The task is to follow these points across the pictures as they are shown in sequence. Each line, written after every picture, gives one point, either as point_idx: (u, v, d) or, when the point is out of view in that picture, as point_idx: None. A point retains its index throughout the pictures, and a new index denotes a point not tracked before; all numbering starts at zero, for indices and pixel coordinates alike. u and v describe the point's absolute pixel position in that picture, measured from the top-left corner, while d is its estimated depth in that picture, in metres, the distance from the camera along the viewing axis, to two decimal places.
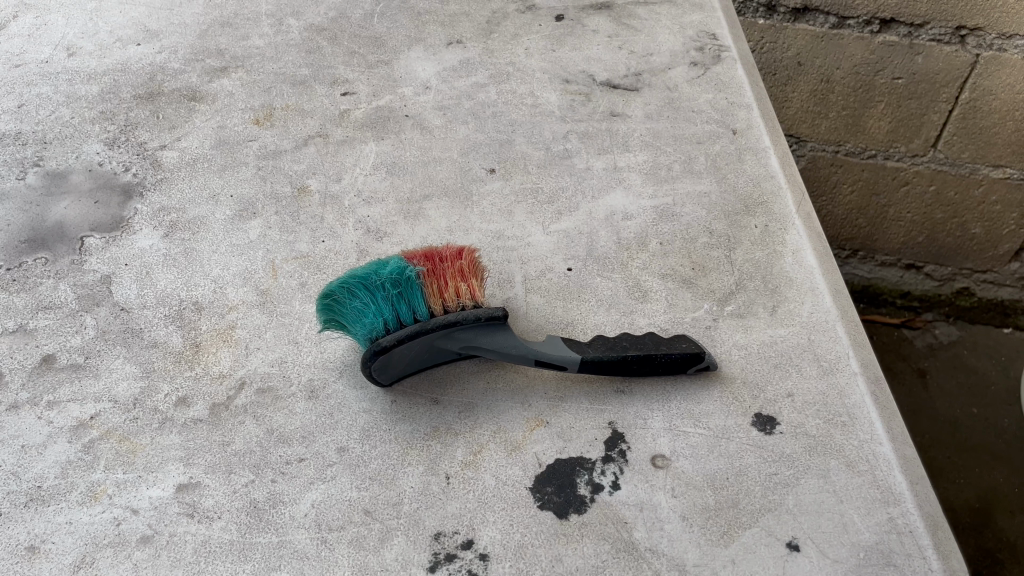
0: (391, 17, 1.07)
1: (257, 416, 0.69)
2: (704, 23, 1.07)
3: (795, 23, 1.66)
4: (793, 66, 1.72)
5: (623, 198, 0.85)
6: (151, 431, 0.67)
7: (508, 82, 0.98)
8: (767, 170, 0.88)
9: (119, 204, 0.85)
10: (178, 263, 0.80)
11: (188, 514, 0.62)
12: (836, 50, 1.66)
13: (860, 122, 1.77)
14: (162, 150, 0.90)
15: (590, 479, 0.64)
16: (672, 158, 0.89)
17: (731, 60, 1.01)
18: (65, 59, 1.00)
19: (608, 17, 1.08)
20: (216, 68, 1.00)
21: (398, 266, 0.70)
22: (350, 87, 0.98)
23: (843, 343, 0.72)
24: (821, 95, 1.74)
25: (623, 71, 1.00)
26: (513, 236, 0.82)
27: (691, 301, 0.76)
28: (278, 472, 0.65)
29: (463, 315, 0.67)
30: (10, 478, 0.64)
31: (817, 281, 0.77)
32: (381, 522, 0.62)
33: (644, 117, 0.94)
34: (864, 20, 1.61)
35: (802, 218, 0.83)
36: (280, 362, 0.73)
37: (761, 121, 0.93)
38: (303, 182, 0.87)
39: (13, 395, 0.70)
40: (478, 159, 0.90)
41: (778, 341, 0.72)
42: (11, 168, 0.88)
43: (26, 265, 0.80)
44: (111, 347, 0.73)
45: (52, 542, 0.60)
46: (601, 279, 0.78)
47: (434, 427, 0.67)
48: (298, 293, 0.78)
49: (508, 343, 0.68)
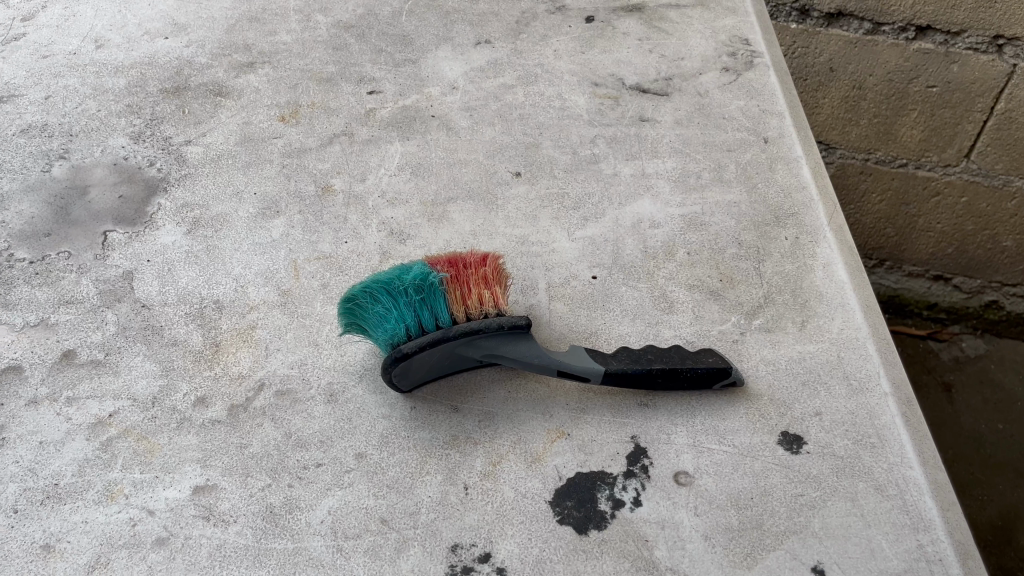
0: (420, 15, 1.06)
1: (275, 419, 0.68)
2: (737, 27, 1.05)
3: (829, 27, 1.63)
4: (825, 72, 1.68)
5: (650, 206, 0.84)
6: (169, 431, 0.67)
7: (536, 84, 0.97)
8: (799, 180, 0.86)
9: (143, 200, 0.85)
10: (200, 261, 0.80)
11: (203, 517, 0.62)
12: (870, 56, 1.63)
13: (892, 130, 1.74)
14: (187, 145, 0.90)
15: (611, 494, 0.63)
16: (702, 166, 0.88)
17: (763, 67, 0.99)
18: (92, 52, 1.00)
19: (639, 19, 1.06)
20: (243, 63, 0.99)
21: (421, 271, 0.69)
22: (377, 86, 0.97)
23: (874, 361, 0.70)
24: (853, 101, 1.71)
25: (653, 75, 0.98)
26: (538, 242, 0.81)
27: (718, 314, 0.74)
28: (295, 477, 0.64)
29: (487, 323, 0.66)
30: (28, 474, 0.64)
31: (848, 296, 0.75)
32: (398, 532, 0.61)
33: (674, 123, 0.92)
34: (899, 26, 1.59)
35: (833, 231, 0.81)
36: (300, 364, 0.72)
37: (794, 130, 0.91)
38: (328, 181, 0.87)
39: (32, 390, 0.70)
40: (504, 161, 0.89)
41: (807, 357, 0.71)
42: (36, 160, 0.88)
43: (49, 258, 0.80)
44: (131, 343, 0.73)
45: (68, 541, 0.60)
46: (626, 289, 0.77)
47: (453, 436, 0.66)
48: (319, 295, 0.77)
49: (531, 352, 0.67)
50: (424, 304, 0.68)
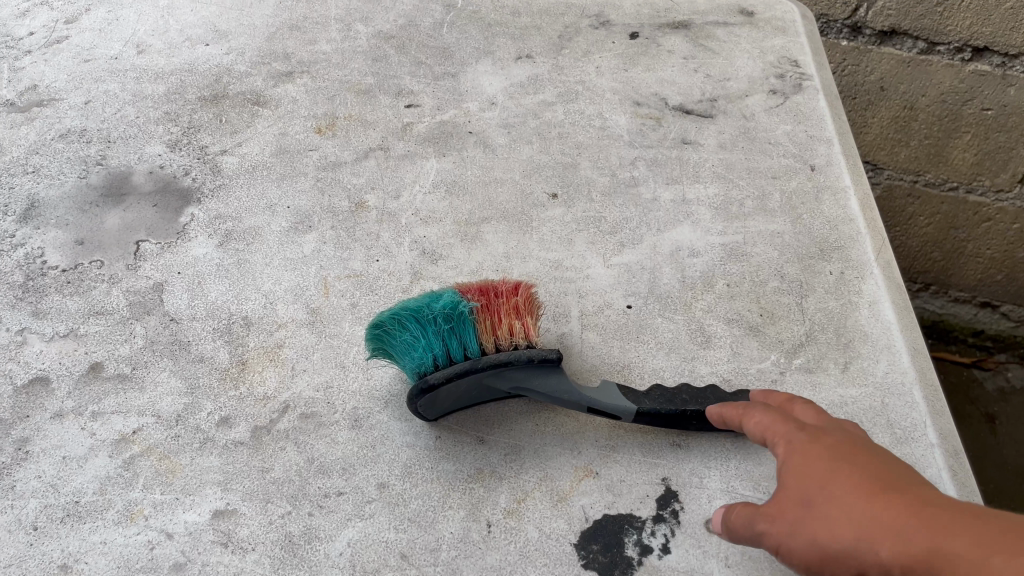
0: (461, 27, 1.05)
1: (298, 443, 0.67)
2: (786, 47, 1.02)
3: (881, 46, 1.47)
4: (875, 91, 1.53)
5: (690, 233, 0.81)
6: (191, 451, 0.66)
7: (576, 102, 0.95)
8: (846, 211, 0.83)
9: (177, 210, 0.84)
10: (230, 275, 0.79)
11: (222, 543, 0.61)
12: (923, 77, 1.47)
13: (944, 153, 1.57)
14: (222, 155, 0.89)
15: (639, 539, 0.61)
16: (745, 193, 0.85)
17: (813, 91, 0.96)
18: (133, 57, 0.99)
19: (685, 37, 1.03)
20: (282, 72, 0.98)
21: (451, 299, 0.67)
22: (415, 99, 0.95)
23: (920, 409, 0.67)
24: (903, 122, 1.55)
25: (697, 96, 0.95)
26: (572, 267, 0.79)
27: (757, 351, 0.72)
28: (315, 505, 0.63)
29: (516, 355, 0.64)
30: (49, 491, 0.64)
31: (895, 338, 0.72)
32: (418, 569, 0.59)
33: (717, 146, 0.90)
34: (955, 47, 1.42)
35: (881, 267, 0.78)
36: (325, 387, 0.71)
37: (842, 158, 0.88)
38: (361, 197, 0.85)
39: (58, 403, 0.69)
40: (541, 182, 0.87)
41: (849, 402, 0.68)
42: (73, 165, 0.88)
43: (82, 267, 0.80)
44: (158, 358, 0.72)
45: (85, 563, 0.60)
46: (662, 321, 0.75)
47: (478, 469, 0.65)
48: (348, 315, 0.76)
49: (561, 387, 0.65)
50: (453, 333, 0.66)
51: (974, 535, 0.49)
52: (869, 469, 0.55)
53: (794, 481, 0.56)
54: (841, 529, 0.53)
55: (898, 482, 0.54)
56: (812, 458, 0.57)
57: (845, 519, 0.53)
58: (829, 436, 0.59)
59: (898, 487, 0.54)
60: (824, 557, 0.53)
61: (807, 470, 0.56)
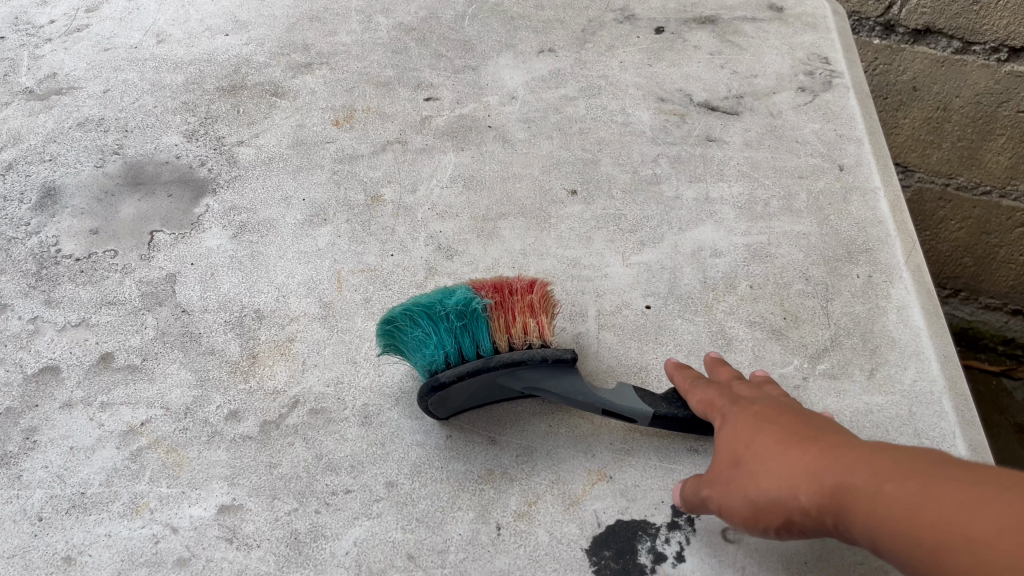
0: (483, 20, 1.03)
1: (307, 439, 0.66)
2: (816, 44, 0.99)
3: (914, 45, 1.39)
4: (907, 91, 1.44)
5: (712, 232, 0.79)
6: (199, 445, 0.65)
7: (599, 97, 0.93)
8: (875, 213, 0.80)
9: (192, 200, 0.84)
10: (244, 267, 0.78)
11: (226, 539, 0.60)
12: (958, 77, 1.38)
13: (976, 155, 1.47)
14: (239, 146, 0.88)
15: (652, 547, 0.59)
16: (770, 192, 0.82)
17: (843, 89, 0.93)
18: (153, 46, 0.99)
19: (712, 32, 1.01)
20: (301, 64, 0.97)
21: (464, 296, 0.66)
22: (434, 92, 0.94)
23: (949, 419, 0.65)
24: (935, 124, 1.46)
25: (723, 92, 0.93)
26: (591, 265, 0.77)
27: (779, 355, 0.69)
28: (322, 503, 0.62)
29: (530, 355, 0.63)
30: (56, 481, 0.63)
31: (924, 345, 0.70)
32: (424, 571, 0.58)
33: (742, 144, 0.87)
34: (991, 47, 1.33)
35: (910, 271, 0.75)
36: (336, 382, 0.69)
37: (872, 159, 0.85)
38: (378, 190, 0.84)
39: (68, 392, 0.69)
40: (560, 178, 0.85)
41: (874, 410, 0.66)
42: (90, 154, 0.88)
43: (96, 257, 0.79)
44: (168, 350, 0.71)
45: (89, 555, 0.59)
46: (681, 322, 0.73)
47: (489, 470, 0.63)
48: (360, 310, 0.75)
49: (575, 388, 0.63)
50: (466, 330, 0.65)
51: (888, 467, 0.47)
52: (793, 426, 0.54)
53: (724, 446, 0.56)
54: (765, 481, 0.52)
55: (825, 432, 0.53)
56: (739, 422, 0.56)
57: (770, 470, 0.52)
58: (760, 403, 0.58)
59: (818, 436, 0.52)
60: (754, 509, 0.52)
61: (736, 432, 0.56)
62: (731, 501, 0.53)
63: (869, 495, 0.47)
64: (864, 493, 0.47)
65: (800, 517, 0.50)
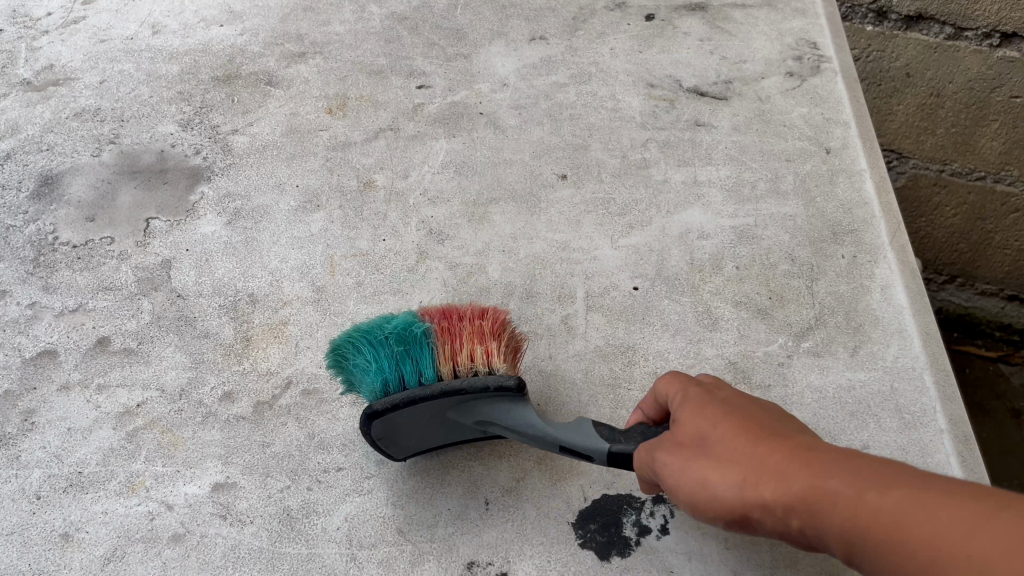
0: (475, 9, 1.04)
1: (300, 419, 0.67)
2: (805, 30, 1.00)
3: (907, 31, 1.37)
4: (901, 78, 1.42)
5: (700, 215, 0.80)
6: (194, 425, 0.67)
7: (589, 83, 0.94)
8: (861, 195, 0.81)
9: (187, 188, 0.85)
10: (238, 253, 0.79)
11: (220, 515, 0.61)
12: (950, 63, 1.36)
13: (971, 141, 1.43)
14: (233, 134, 0.90)
15: (637, 520, 0.60)
16: (758, 175, 0.83)
17: (831, 73, 0.94)
18: (148, 37, 1.00)
19: (701, 19, 1.01)
20: (295, 53, 0.98)
21: (406, 321, 0.69)
22: (426, 80, 0.95)
23: (930, 395, 0.66)
24: (928, 110, 1.42)
25: (712, 78, 0.94)
26: (580, 248, 0.78)
27: (764, 333, 0.71)
28: (314, 480, 0.63)
29: (472, 383, 0.59)
30: (54, 460, 0.65)
31: (906, 323, 0.71)
32: (413, 545, 0.59)
33: (730, 129, 0.88)
34: (983, 32, 1.31)
35: (895, 251, 0.76)
36: (328, 363, 0.71)
37: (859, 142, 0.86)
38: (370, 177, 0.85)
39: (65, 375, 0.70)
40: (550, 163, 0.86)
41: (857, 386, 0.67)
42: (87, 144, 0.89)
43: (92, 244, 0.80)
44: (164, 333, 0.73)
45: (86, 531, 0.61)
46: (668, 302, 0.74)
47: (477, 447, 0.64)
48: (352, 293, 0.76)
49: (525, 422, 0.60)
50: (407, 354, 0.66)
51: (856, 475, 0.43)
52: (756, 419, 0.49)
53: (681, 431, 0.51)
54: (730, 477, 0.47)
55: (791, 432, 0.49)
56: (695, 410, 0.51)
57: (731, 466, 0.47)
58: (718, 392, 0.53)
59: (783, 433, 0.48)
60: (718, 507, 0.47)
61: (694, 419, 0.51)
62: (685, 497, 0.49)
63: (844, 502, 0.42)
64: (828, 502, 0.42)
65: (764, 519, 0.46)
